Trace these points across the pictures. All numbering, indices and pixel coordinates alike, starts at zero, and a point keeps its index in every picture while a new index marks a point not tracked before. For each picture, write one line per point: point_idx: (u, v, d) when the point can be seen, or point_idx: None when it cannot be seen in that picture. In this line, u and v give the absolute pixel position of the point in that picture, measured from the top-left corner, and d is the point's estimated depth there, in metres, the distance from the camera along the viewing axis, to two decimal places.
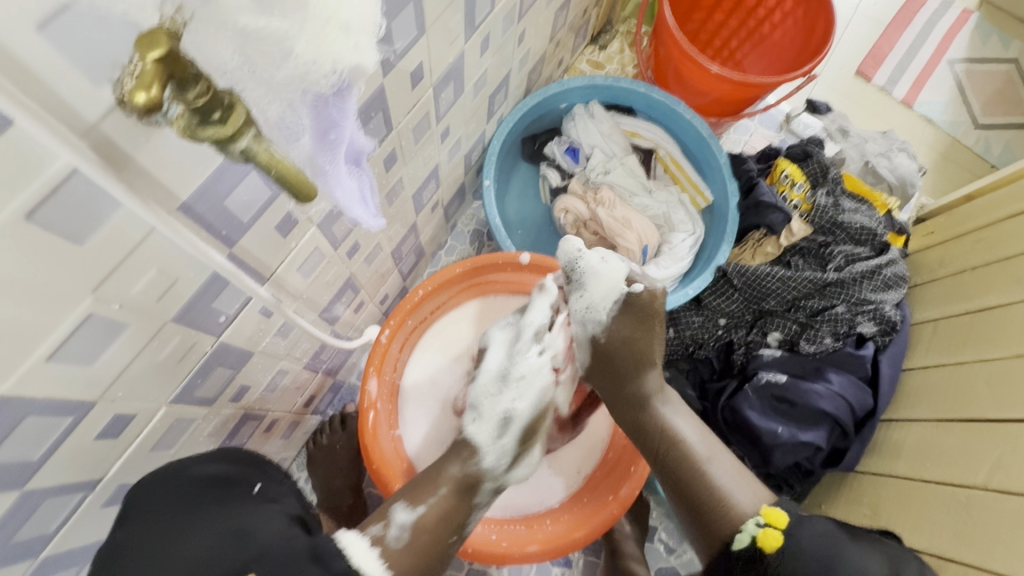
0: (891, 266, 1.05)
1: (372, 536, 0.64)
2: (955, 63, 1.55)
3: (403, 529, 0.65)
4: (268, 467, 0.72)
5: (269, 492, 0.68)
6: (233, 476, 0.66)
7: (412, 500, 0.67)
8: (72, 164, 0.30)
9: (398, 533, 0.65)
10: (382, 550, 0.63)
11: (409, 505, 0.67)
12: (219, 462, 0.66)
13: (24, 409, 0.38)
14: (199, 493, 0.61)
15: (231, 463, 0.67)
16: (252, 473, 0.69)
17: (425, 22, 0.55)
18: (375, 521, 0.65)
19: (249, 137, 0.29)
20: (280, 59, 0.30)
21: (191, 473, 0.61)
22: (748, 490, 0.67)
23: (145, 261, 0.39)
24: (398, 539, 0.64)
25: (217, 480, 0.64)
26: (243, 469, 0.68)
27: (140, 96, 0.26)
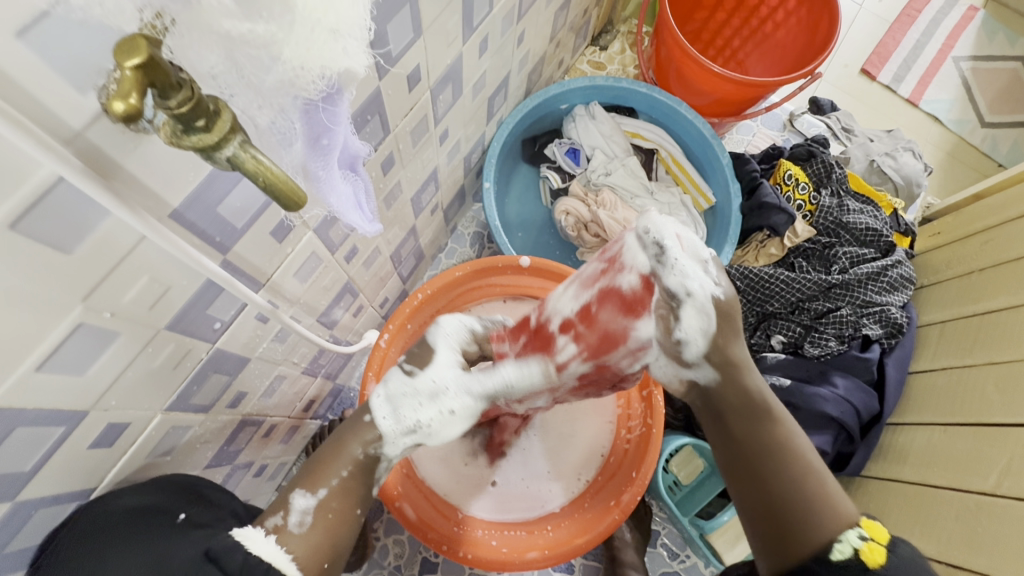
0: (897, 268, 1.03)
1: (272, 526, 0.55)
2: (961, 61, 1.53)
3: (304, 514, 0.55)
4: (206, 488, 0.64)
5: (197, 516, 0.59)
6: (160, 503, 0.56)
7: (313, 484, 0.56)
8: (58, 173, 0.29)
9: (300, 520, 0.55)
10: (280, 536, 0.54)
11: (309, 489, 0.56)
12: (147, 488, 0.56)
13: (13, 421, 0.38)
14: (114, 529, 0.52)
15: (158, 489, 0.57)
16: (181, 497, 0.59)
17: (421, 24, 0.55)
18: (275, 510, 0.56)
19: (235, 144, 0.28)
20: (269, 64, 0.30)
21: (112, 505, 0.53)
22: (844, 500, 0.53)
23: (135, 270, 0.39)
24: (299, 525, 0.55)
25: (136, 511, 0.54)
26: (172, 494, 0.58)
27: (119, 103, 0.25)
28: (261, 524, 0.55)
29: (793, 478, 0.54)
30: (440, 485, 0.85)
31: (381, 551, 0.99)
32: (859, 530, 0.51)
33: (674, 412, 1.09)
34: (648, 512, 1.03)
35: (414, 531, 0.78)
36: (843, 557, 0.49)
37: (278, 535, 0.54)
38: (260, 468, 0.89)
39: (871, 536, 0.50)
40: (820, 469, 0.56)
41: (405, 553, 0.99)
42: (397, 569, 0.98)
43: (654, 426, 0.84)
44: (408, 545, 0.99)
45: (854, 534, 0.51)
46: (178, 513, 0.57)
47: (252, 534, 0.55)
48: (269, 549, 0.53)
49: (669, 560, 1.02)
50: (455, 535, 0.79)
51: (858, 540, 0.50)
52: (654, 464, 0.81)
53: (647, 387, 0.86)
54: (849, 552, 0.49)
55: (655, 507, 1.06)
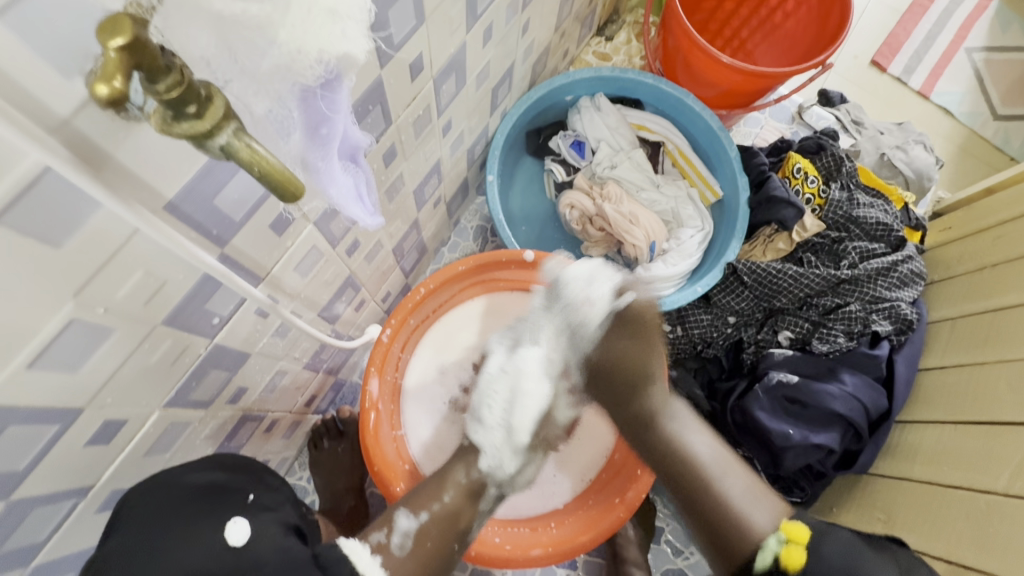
0: (907, 263, 1.02)
1: (375, 543, 0.66)
2: (973, 52, 1.50)
3: (405, 537, 0.67)
4: (267, 472, 0.68)
5: (263, 499, 0.64)
6: (228, 483, 0.62)
7: (415, 507, 0.69)
8: (44, 163, 0.28)
9: (400, 541, 0.66)
10: (383, 556, 0.65)
11: (411, 513, 0.68)
12: (211, 466, 0.62)
13: (4, 418, 0.37)
14: (187, 503, 0.57)
15: (227, 470, 0.63)
16: (247, 478, 0.65)
17: (423, 11, 0.53)
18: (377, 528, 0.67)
19: (228, 132, 0.26)
20: (264, 47, 0.28)
21: (182, 479, 0.58)
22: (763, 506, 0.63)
23: (129, 264, 0.38)
24: (401, 547, 0.66)
25: (208, 488, 0.60)
26: (239, 476, 0.64)
27: (102, 87, 0.23)
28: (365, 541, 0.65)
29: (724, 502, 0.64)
30: None
31: None
32: (779, 535, 0.60)
33: None
34: (652, 508, 1.02)
35: None
36: (765, 565, 0.59)
37: (380, 553, 0.65)
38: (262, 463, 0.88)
39: (790, 539, 0.59)
40: (738, 478, 0.67)
41: None
42: None
43: None
44: None
45: (773, 540, 0.60)
46: (246, 493, 0.63)
47: (357, 548, 0.63)
48: (375, 568, 0.63)
49: (673, 556, 1.01)
50: None
51: (777, 545, 0.59)
52: None
53: None
54: (769, 559, 0.59)
55: (658, 503, 1.04)
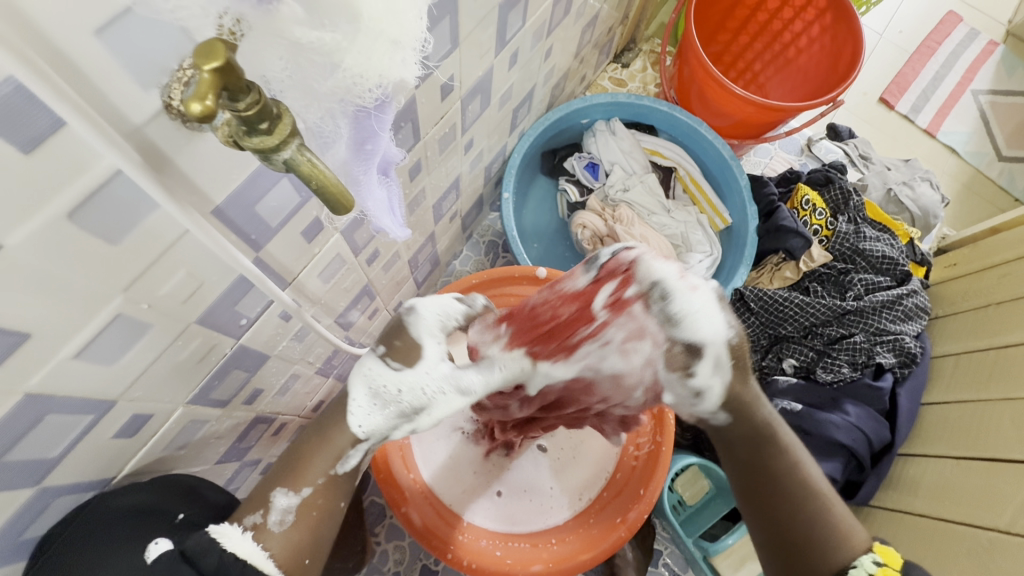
0: (912, 297, 1.03)
1: (250, 523, 0.53)
2: (979, 95, 1.54)
3: (285, 513, 0.53)
4: (202, 484, 0.63)
5: (193, 517, 0.59)
6: (158, 502, 0.56)
7: (296, 483, 0.54)
8: (116, 165, 0.30)
9: (279, 519, 0.53)
10: (258, 535, 0.52)
11: (291, 488, 0.53)
12: (144, 486, 0.55)
13: (45, 407, 0.38)
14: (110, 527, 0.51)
15: (159, 489, 0.56)
16: (179, 497, 0.58)
17: (458, 36, 0.56)
18: (251, 509, 0.53)
19: (292, 148, 0.29)
20: (329, 71, 0.31)
21: (113, 503, 0.52)
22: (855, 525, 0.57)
23: (174, 263, 0.39)
24: (279, 524, 0.52)
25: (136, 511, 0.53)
26: (168, 493, 0.57)
27: (195, 105, 0.25)
28: (238, 520, 0.53)
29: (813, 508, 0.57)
30: (446, 494, 0.84)
31: (380, 556, 0.98)
32: (872, 556, 0.54)
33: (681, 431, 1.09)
34: (652, 531, 1.01)
35: (418, 538, 0.78)
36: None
37: (255, 533, 0.52)
38: (266, 466, 0.89)
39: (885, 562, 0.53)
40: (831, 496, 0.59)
41: (405, 559, 0.99)
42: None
43: (662, 443, 0.82)
44: (408, 551, 0.99)
45: (868, 559, 0.53)
46: (175, 513, 0.57)
47: (228, 531, 0.52)
48: (246, 546, 0.51)
49: None
50: (458, 543, 0.79)
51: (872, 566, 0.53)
52: (661, 483, 0.81)
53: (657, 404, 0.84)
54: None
55: (658, 526, 1.04)
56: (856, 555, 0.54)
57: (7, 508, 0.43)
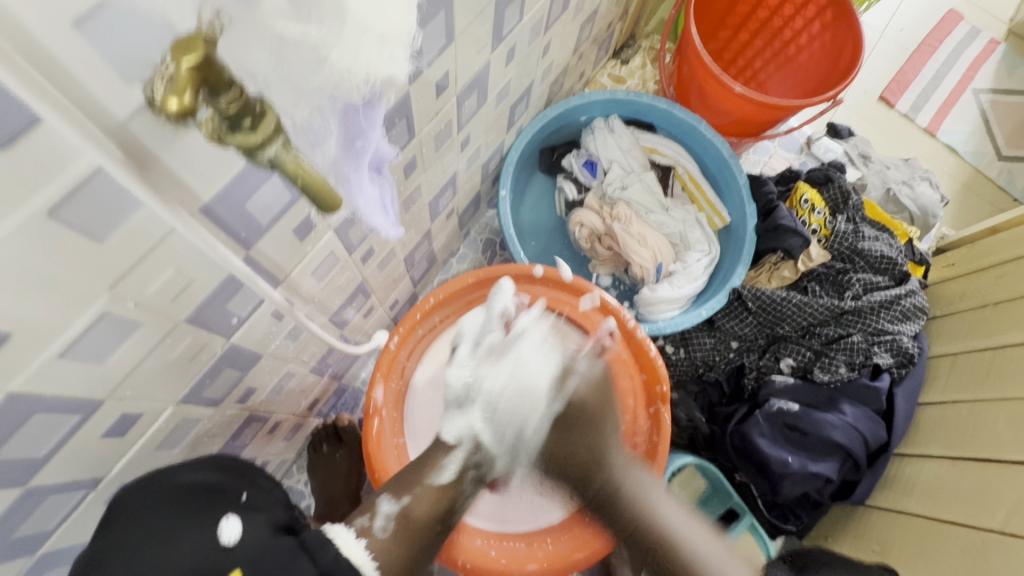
0: (910, 297, 1.03)
1: (360, 528, 0.62)
2: (979, 93, 1.53)
3: (388, 520, 0.64)
4: (256, 472, 0.69)
5: (255, 499, 0.64)
6: (220, 482, 0.62)
7: (396, 493, 0.67)
8: (98, 162, 0.30)
9: (384, 525, 0.63)
10: (369, 542, 0.61)
11: (393, 497, 0.66)
12: (206, 466, 0.62)
13: (31, 407, 0.37)
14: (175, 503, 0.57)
15: (216, 468, 0.63)
16: (239, 479, 0.65)
17: (453, 31, 0.55)
18: (361, 513, 0.64)
19: (277, 145, 0.28)
20: (315, 67, 0.30)
21: (174, 479, 0.58)
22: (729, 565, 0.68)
23: (161, 261, 0.39)
24: (384, 531, 0.63)
25: (199, 488, 0.59)
26: (228, 475, 0.64)
27: (172, 101, 0.25)
28: (350, 525, 0.62)
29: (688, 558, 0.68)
30: None
31: None
32: None
33: (679, 431, 1.09)
34: None
35: None
36: None
37: (365, 538, 0.61)
38: (262, 464, 0.88)
39: None
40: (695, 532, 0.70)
41: None
42: None
43: (658, 443, 0.83)
44: None
45: None
46: (238, 494, 0.63)
47: (344, 534, 0.60)
48: (359, 552, 0.59)
49: None
50: (453, 543, 0.78)
51: None
52: (657, 483, 0.80)
53: (654, 404, 0.85)
54: None
55: None
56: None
57: None
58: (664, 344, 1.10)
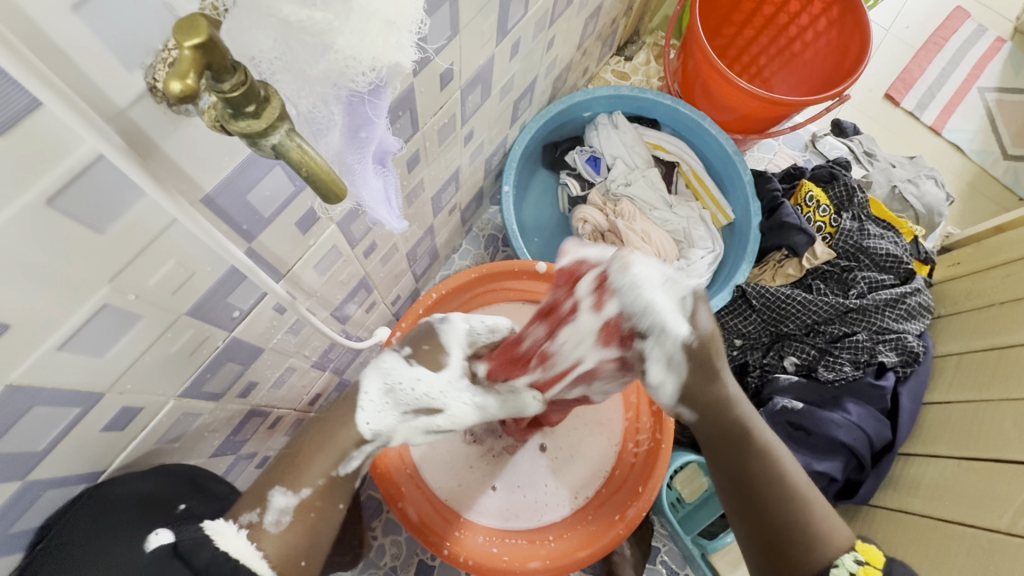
0: (916, 296, 1.02)
1: (244, 520, 0.54)
2: (985, 92, 1.52)
3: (282, 513, 0.54)
4: (208, 479, 0.63)
5: (195, 509, 0.60)
6: (160, 491, 0.57)
7: (294, 481, 0.55)
8: (98, 150, 0.29)
9: (277, 519, 0.54)
10: (252, 533, 0.53)
11: (290, 488, 0.54)
12: (148, 476, 0.56)
13: (30, 400, 0.37)
14: (103, 517, 0.52)
15: (163, 476, 0.58)
16: (185, 487, 0.60)
17: (458, 23, 0.54)
18: (251, 506, 0.54)
19: (281, 132, 0.27)
20: (322, 53, 0.30)
21: (111, 492, 0.53)
22: (836, 522, 0.54)
23: (163, 253, 0.38)
24: (277, 524, 0.53)
25: (141, 499, 0.55)
26: (179, 484, 0.59)
27: (176, 84, 0.24)
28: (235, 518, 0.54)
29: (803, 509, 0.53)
30: (444, 488, 0.83)
31: (377, 550, 0.98)
32: (854, 554, 0.51)
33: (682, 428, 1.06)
34: (650, 528, 1.01)
35: (414, 532, 0.77)
36: None
37: (250, 531, 0.53)
38: (262, 459, 0.88)
39: (867, 560, 0.51)
40: (807, 486, 0.56)
41: (402, 554, 0.98)
42: (393, 570, 0.97)
43: (661, 441, 0.81)
44: (405, 546, 0.98)
45: (849, 558, 0.51)
46: (177, 504, 0.58)
47: (223, 529, 0.54)
48: (242, 545, 0.53)
49: None
50: (455, 540, 0.78)
51: (854, 564, 0.50)
52: (660, 480, 0.79)
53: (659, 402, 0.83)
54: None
55: (656, 522, 1.04)
56: (838, 554, 0.51)
57: None
58: None
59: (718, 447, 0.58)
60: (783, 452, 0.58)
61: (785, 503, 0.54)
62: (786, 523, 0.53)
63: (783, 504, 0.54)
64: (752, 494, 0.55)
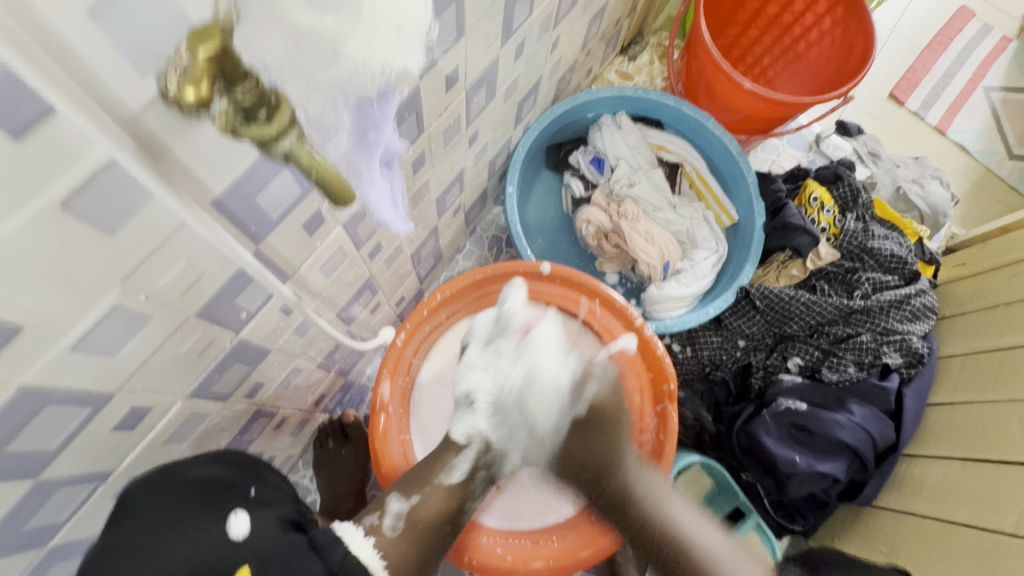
0: (920, 296, 1.02)
1: (368, 526, 0.68)
2: (991, 92, 1.51)
3: (398, 518, 0.69)
4: (264, 467, 0.71)
5: (264, 494, 0.67)
6: (228, 475, 0.64)
7: (406, 491, 0.72)
8: (111, 154, 0.29)
9: (393, 524, 0.69)
10: (376, 540, 0.67)
11: (403, 495, 0.71)
12: (215, 460, 0.64)
13: (43, 399, 0.37)
14: (187, 494, 0.59)
15: (223, 462, 0.65)
16: (250, 475, 0.67)
17: (463, 26, 0.55)
18: (370, 512, 0.70)
19: (292, 136, 0.31)
20: (331, 61, 0.30)
21: (188, 472, 0.60)
22: (738, 558, 0.73)
23: (173, 255, 0.39)
24: (393, 529, 0.69)
25: (211, 480, 0.61)
26: (239, 470, 0.66)
27: (192, 89, 0.27)
28: (359, 524, 0.68)
29: (703, 558, 0.73)
30: None
31: None
32: None
33: (686, 430, 1.10)
34: None
35: None
36: None
37: (373, 535, 0.68)
38: (268, 459, 0.89)
39: None
40: (704, 535, 0.75)
41: None
42: None
43: (666, 442, 0.83)
44: None
45: None
46: (246, 488, 0.65)
47: (352, 532, 0.66)
48: (368, 550, 0.66)
49: None
50: (459, 539, 0.78)
51: None
52: (665, 481, 0.79)
53: (661, 403, 0.84)
54: None
55: None
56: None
57: (7, 501, 0.42)
58: (671, 343, 1.10)
59: (639, 517, 0.77)
60: (683, 514, 0.77)
61: (681, 548, 0.74)
62: (685, 562, 0.73)
63: (679, 548, 0.74)
64: (660, 550, 0.75)
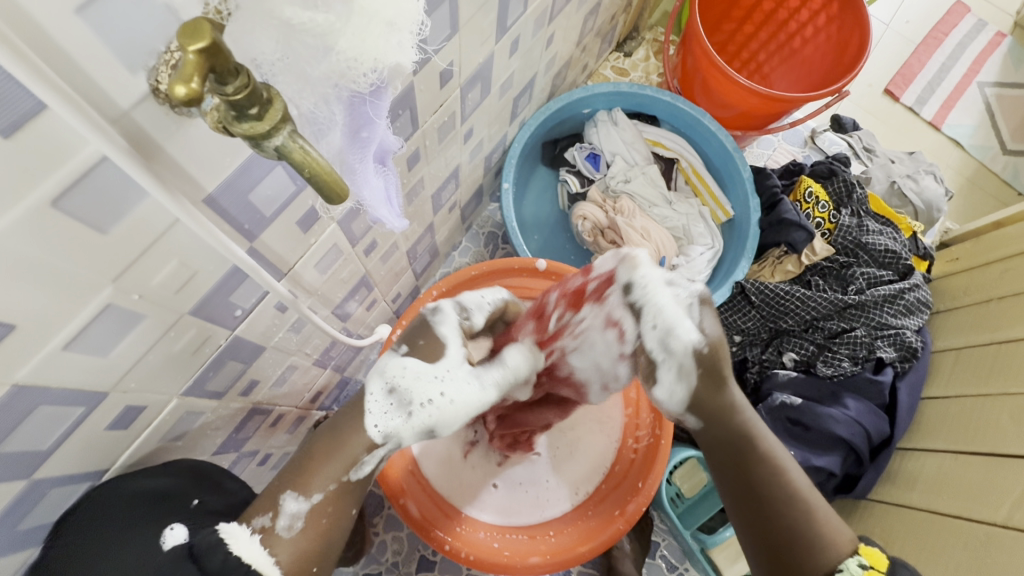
0: (915, 291, 1.03)
1: (259, 526, 0.54)
2: (985, 87, 1.52)
3: (294, 518, 0.54)
4: (223, 474, 0.65)
5: (210, 503, 0.61)
6: (175, 486, 0.58)
7: (305, 488, 0.55)
8: (102, 151, 0.29)
9: (289, 524, 0.54)
10: (266, 539, 0.54)
11: (300, 493, 0.55)
12: (165, 469, 0.58)
13: (36, 399, 0.37)
14: (131, 513, 0.54)
15: (177, 472, 0.59)
16: (199, 482, 0.61)
17: (458, 21, 0.54)
18: (261, 510, 0.55)
19: (284, 134, 0.28)
20: (323, 55, 0.30)
21: (129, 487, 0.54)
22: (840, 525, 0.57)
23: (166, 253, 0.38)
24: (288, 529, 0.54)
25: (157, 494, 0.56)
26: (189, 479, 0.60)
27: (180, 88, 0.24)
28: (247, 521, 0.55)
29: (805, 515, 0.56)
30: (444, 486, 0.84)
31: (379, 546, 0.99)
32: (858, 558, 0.54)
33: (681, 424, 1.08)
34: (650, 523, 1.02)
35: (416, 529, 0.77)
36: None
37: (263, 535, 0.54)
38: (264, 456, 0.88)
39: (871, 564, 0.54)
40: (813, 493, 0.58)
41: (403, 550, 0.99)
42: (394, 566, 0.98)
43: (661, 437, 0.82)
44: (407, 542, 0.99)
45: (854, 562, 0.54)
46: (191, 499, 0.59)
47: (236, 532, 0.54)
48: (255, 551, 0.53)
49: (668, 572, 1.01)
50: (456, 535, 0.78)
51: (858, 569, 0.53)
52: (660, 476, 0.80)
53: None
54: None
55: (656, 517, 1.05)
56: (842, 557, 0.54)
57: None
58: None
59: (732, 464, 0.60)
60: (791, 461, 0.60)
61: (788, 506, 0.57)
62: (789, 522, 0.56)
63: (785, 504, 0.57)
64: (755, 498, 0.58)
